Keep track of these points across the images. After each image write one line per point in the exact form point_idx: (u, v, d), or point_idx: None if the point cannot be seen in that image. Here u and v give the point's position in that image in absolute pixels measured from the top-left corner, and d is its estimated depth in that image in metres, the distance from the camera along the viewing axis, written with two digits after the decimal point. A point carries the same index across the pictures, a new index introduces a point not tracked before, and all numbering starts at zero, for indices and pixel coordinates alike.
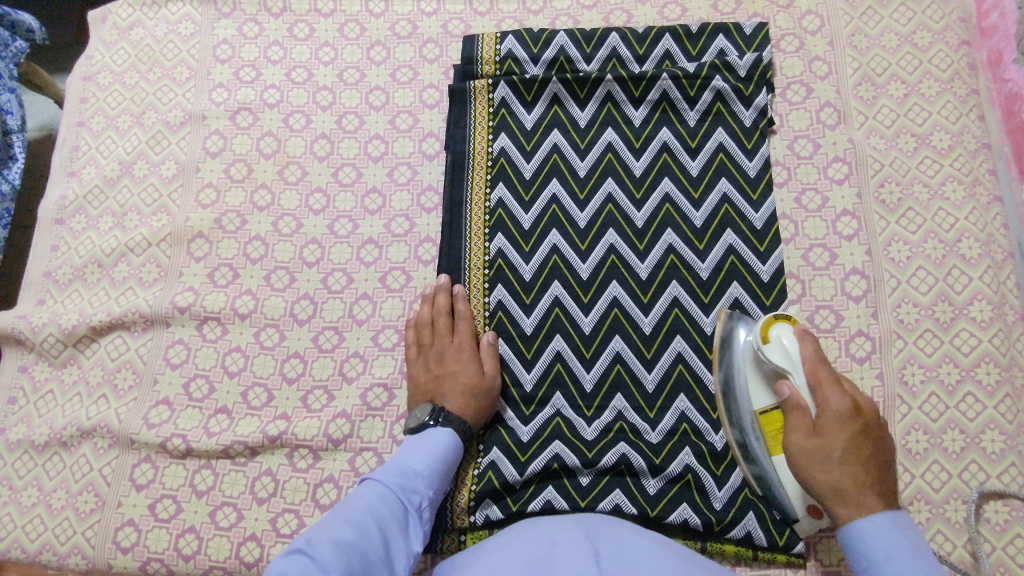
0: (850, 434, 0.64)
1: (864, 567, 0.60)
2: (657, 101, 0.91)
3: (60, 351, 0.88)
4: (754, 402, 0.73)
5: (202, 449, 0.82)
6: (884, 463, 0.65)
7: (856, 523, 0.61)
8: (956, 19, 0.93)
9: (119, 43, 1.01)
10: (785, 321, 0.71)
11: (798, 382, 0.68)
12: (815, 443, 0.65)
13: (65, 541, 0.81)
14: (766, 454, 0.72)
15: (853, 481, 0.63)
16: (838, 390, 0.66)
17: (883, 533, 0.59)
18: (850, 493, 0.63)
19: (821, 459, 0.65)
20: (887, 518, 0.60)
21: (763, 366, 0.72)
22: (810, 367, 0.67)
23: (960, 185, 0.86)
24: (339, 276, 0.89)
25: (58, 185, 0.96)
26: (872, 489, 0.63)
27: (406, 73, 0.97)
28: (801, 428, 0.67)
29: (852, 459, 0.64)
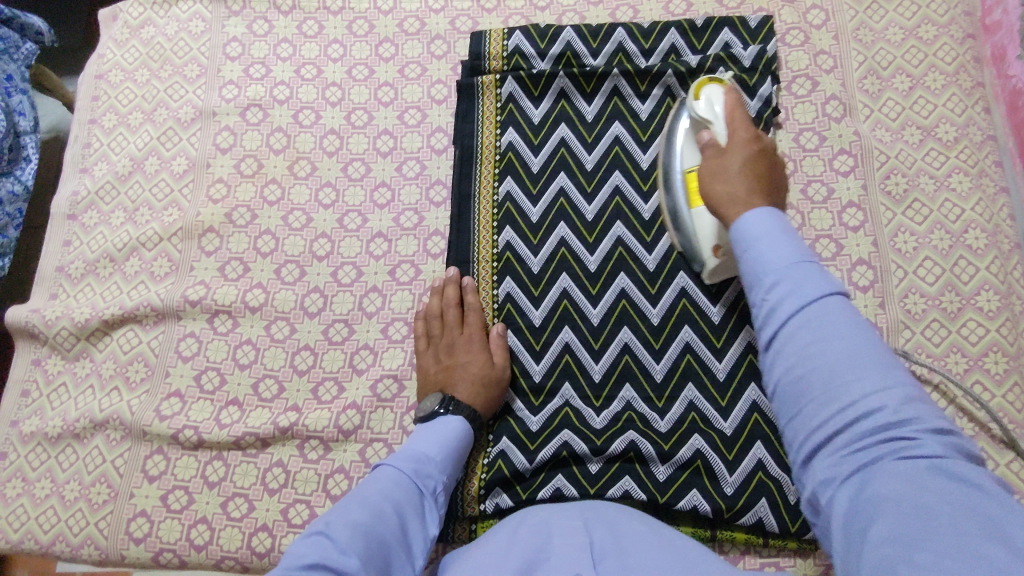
0: (750, 151, 0.68)
1: (746, 248, 0.55)
2: (663, 95, 0.92)
3: (73, 345, 0.89)
4: (685, 162, 0.79)
5: (213, 441, 0.83)
6: (779, 185, 0.67)
7: (749, 214, 0.56)
8: (961, 12, 0.93)
9: (130, 41, 1.02)
10: (714, 82, 0.78)
11: (717, 131, 0.73)
12: (718, 158, 0.69)
13: (78, 532, 0.81)
14: (682, 203, 0.79)
15: (749, 188, 0.64)
16: (746, 128, 0.71)
17: (774, 229, 0.54)
18: (743, 196, 0.64)
19: (719, 155, 0.69)
20: (772, 212, 0.56)
21: (693, 123, 0.79)
22: (727, 112, 0.73)
23: (966, 177, 0.87)
24: (348, 269, 0.89)
25: (71, 182, 0.97)
26: (765, 198, 0.64)
27: (414, 69, 0.98)
28: (710, 152, 0.71)
29: (754, 159, 0.67)
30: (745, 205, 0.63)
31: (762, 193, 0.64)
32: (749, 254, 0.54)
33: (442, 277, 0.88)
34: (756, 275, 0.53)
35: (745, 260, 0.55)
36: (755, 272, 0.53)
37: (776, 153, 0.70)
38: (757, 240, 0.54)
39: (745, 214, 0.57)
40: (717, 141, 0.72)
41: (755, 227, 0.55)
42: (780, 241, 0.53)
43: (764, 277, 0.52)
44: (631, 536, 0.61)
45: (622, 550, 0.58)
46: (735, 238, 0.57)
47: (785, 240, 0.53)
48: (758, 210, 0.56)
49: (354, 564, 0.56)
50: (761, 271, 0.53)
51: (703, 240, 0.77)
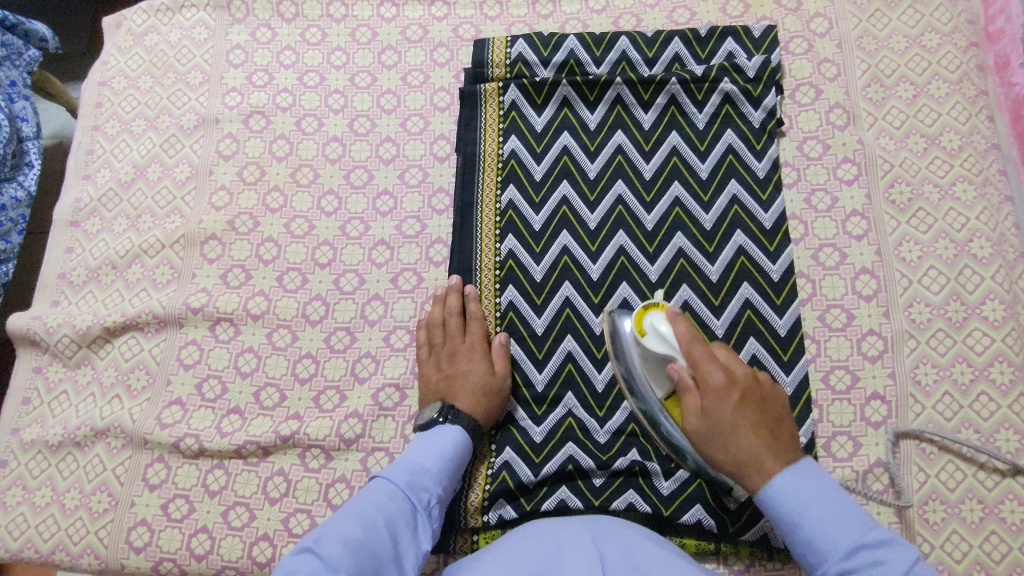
0: (737, 395, 0.67)
1: (790, 523, 0.63)
2: (666, 104, 0.91)
3: (75, 352, 0.89)
4: (656, 392, 0.74)
5: (215, 449, 0.82)
6: (779, 422, 0.69)
7: (777, 483, 0.64)
8: (964, 21, 0.93)
9: (134, 48, 1.02)
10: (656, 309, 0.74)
11: (684, 366, 0.70)
12: (710, 415, 0.68)
13: (78, 541, 0.81)
14: (660, 412, 0.75)
15: (765, 448, 0.66)
16: (716, 364, 0.68)
17: (802, 489, 0.63)
18: (755, 461, 0.65)
19: (714, 423, 0.67)
20: (796, 472, 0.64)
21: (651, 360, 0.73)
22: (685, 347, 0.69)
23: (970, 185, 0.87)
24: (351, 277, 0.89)
25: (73, 189, 0.97)
26: (775, 455, 0.65)
27: (417, 77, 0.98)
28: (694, 408, 0.69)
29: (746, 405, 0.67)
30: (759, 484, 0.65)
31: (776, 454, 0.65)
32: (778, 510, 0.63)
33: (444, 285, 0.88)
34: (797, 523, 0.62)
35: (778, 506, 0.63)
36: (806, 536, 0.61)
37: (751, 375, 0.69)
38: (796, 513, 0.62)
39: (772, 480, 0.64)
40: (693, 380, 0.70)
41: (782, 489, 0.63)
42: (819, 483, 0.63)
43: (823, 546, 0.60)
44: (645, 555, 0.60)
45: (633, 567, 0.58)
46: (768, 512, 0.64)
47: (809, 487, 0.63)
48: (782, 476, 0.64)
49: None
50: (809, 535, 0.61)
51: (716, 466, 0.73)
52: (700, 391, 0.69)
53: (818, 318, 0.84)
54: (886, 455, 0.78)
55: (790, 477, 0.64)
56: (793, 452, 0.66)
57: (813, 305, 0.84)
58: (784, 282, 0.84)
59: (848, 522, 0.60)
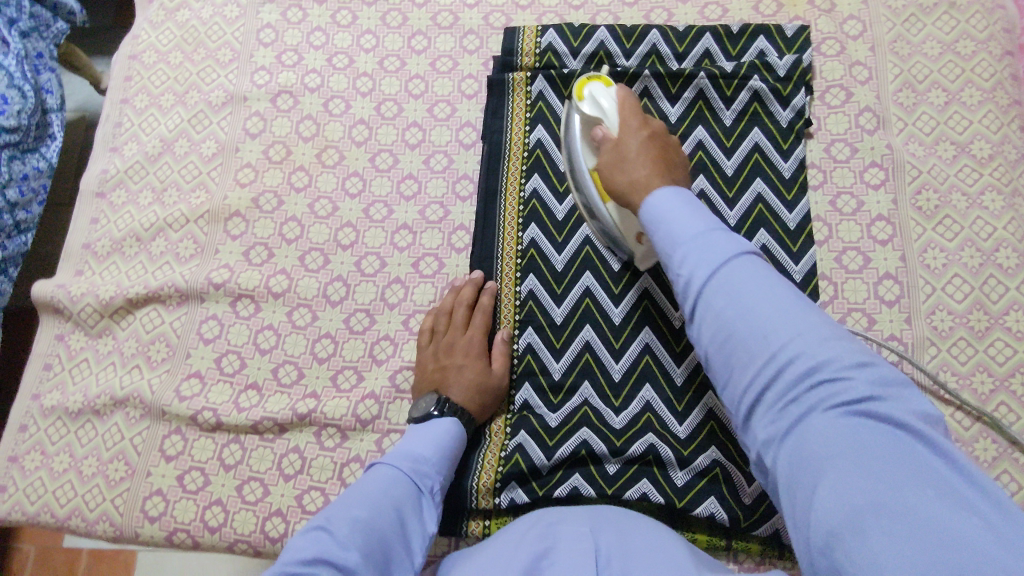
0: (653, 145, 0.70)
1: (654, 230, 0.60)
2: (694, 99, 0.91)
3: (97, 322, 0.90)
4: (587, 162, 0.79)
5: (232, 424, 0.83)
6: (676, 164, 0.71)
7: (653, 197, 0.61)
8: (1001, 29, 0.92)
9: (165, 23, 1.02)
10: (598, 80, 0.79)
11: (610, 124, 0.75)
12: (618, 151, 0.71)
13: (94, 508, 0.82)
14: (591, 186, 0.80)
15: (654, 171, 0.68)
16: (635, 130, 0.72)
17: (681, 206, 0.59)
18: (644, 184, 0.67)
19: (619, 153, 0.71)
20: (681, 197, 0.60)
21: (587, 127, 0.79)
22: (619, 110, 0.75)
23: (999, 195, 0.86)
24: (372, 259, 0.89)
25: (101, 160, 0.97)
26: (661, 175, 0.67)
27: (446, 63, 0.98)
28: (608, 146, 0.73)
29: (650, 143, 0.71)
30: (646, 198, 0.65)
31: (663, 175, 0.67)
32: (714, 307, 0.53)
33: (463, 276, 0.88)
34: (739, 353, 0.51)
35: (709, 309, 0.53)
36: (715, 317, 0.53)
37: (667, 139, 0.72)
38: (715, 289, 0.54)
39: (649, 196, 0.62)
40: (613, 133, 0.74)
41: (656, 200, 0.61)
42: (691, 202, 0.59)
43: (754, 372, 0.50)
44: (644, 542, 0.60)
45: (633, 552, 0.58)
46: (642, 221, 0.62)
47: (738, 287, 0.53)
48: (662, 190, 0.61)
49: (353, 558, 0.57)
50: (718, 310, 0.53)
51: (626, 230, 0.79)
52: (616, 137, 0.73)
53: (839, 320, 0.84)
54: None
55: (675, 196, 0.61)
56: (678, 182, 0.68)
57: (833, 308, 0.84)
58: (806, 283, 0.84)
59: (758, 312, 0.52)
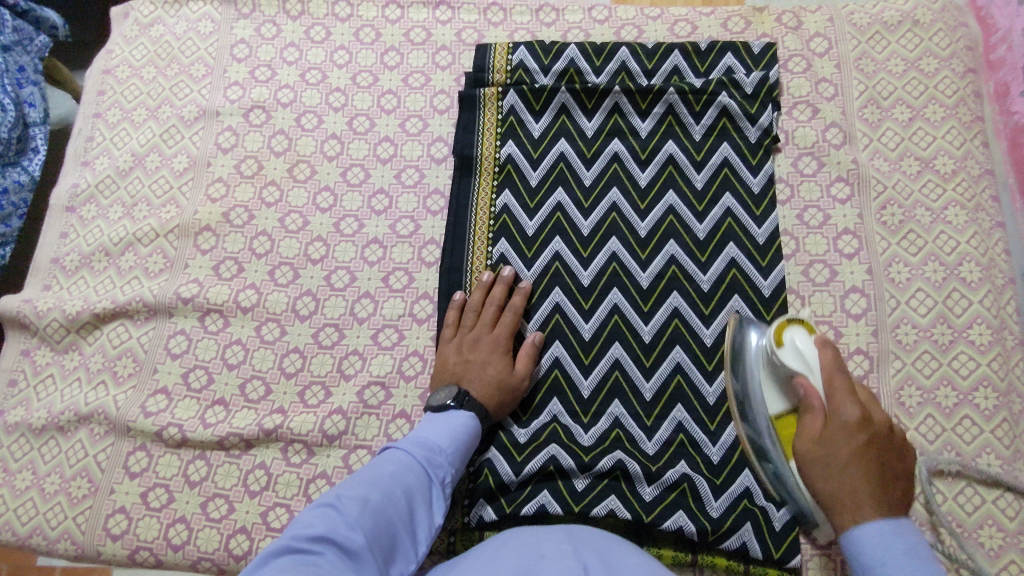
0: (862, 439, 0.63)
1: (867, 571, 0.57)
2: (663, 114, 0.92)
3: (63, 337, 0.89)
4: (770, 407, 0.73)
5: (197, 440, 0.82)
6: (894, 476, 0.63)
7: (861, 526, 0.59)
8: (963, 47, 0.94)
9: (139, 38, 1.03)
10: (797, 325, 0.72)
11: (814, 382, 0.68)
12: (821, 441, 0.65)
13: (55, 526, 0.81)
14: (775, 450, 0.73)
15: (866, 493, 0.61)
16: (852, 402, 0.65)
17: (891, 544, 0.57)
18: (854, 500, 0.61)
19: (816, 445, 0.65)
20: (886, 526, 0.58)
21: (777, 370, 0.73)
22: (826, 372, 0.67)
23: (962, 210, 0.87)
24: (342, 274, 0.89)
25: (72, 175, 0.97)
26: (873, 498, 0.60)
27: (418, 79, 0.98)
28: (810, 432, 0.66)
29: (862, 459, 0.63)
30: (846, 522, 0.61)
31: (879, 496, 0.60)
32: (863, 574, 0.57)
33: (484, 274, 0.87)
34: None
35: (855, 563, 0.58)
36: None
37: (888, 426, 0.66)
38: (873, 559, 0.57)
39: (855, 528, 0.59)
40: (820, 398, 0.67)
41: (866, 536, 0.58)
42: (905, 538, 0.57)
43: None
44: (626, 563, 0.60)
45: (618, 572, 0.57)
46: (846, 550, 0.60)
47: (904, 544, 0.56)
48: (875, 519, 0.59)
49: (359, 539, 0.57)
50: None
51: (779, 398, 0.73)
52: (826, 415, 0.66)
53: None
54: None
55: (873, 532, 0.58)
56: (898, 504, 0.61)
57: None
58: (775, 297, 0.84)
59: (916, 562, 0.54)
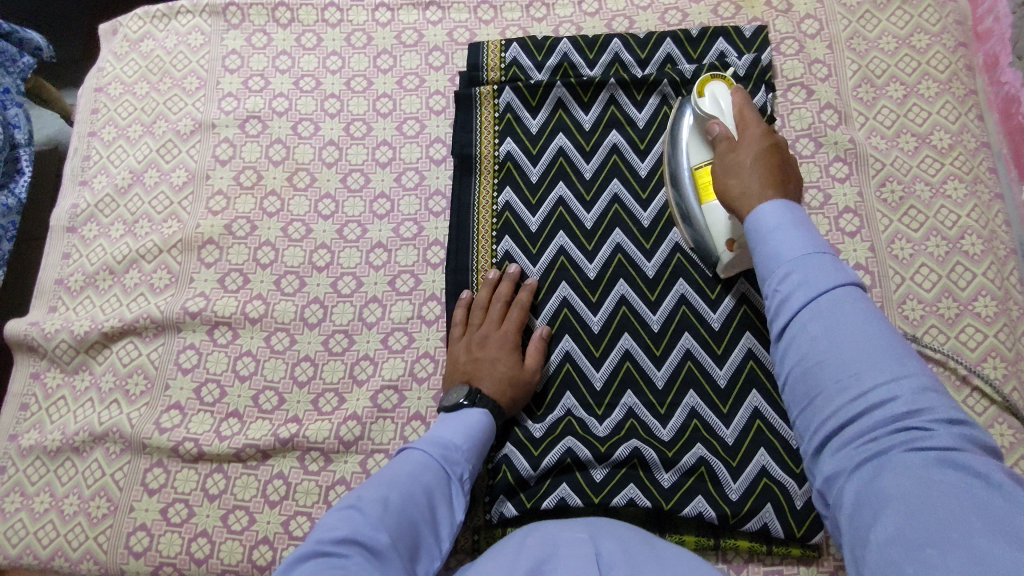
0: (762, 147, 0.65)
1: (761, 253, 0.54)
2: (659, 104, 0.92)
3: (73, 358, 0.89)
4: (692, 159, 0.81)
5: (214, 453, 0.83)
6: (794, 176, 0.65)
7: (763, 207, 0.56)
8: (952, 21, 0.95)
9: (129, 54, 1.02)
10: (719, 80, 0.80)
11: (726, 123, 0.74)
12: (730, 152, 0.68)
13: (77, 547, 0.81)
14: (696, 203, 0.80)
15: (762, 181, 0.62)
16: (758, 125, 0.69)
17: (835, 281, 0.49)
18: (755, 193, 0.61)
19: (733, 155, 0.67)
20: (786, 206, 0.55)
21: (700, 121, 0.80)
22: (738, 108, 0.73)
23: (961, 183, 0.88)
24: (348, 280, 0.89)
25: (71, 195, 0.97)
26: (773, 188, 0.61)
27: (413, 81, 0.98)
28: (726, 147, 0.70)
29: (761, 164, 0.64)
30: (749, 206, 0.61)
31: (773, 184, 0.61)
32: (760, 254, 0.55)
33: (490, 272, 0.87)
34: (767, 271, 0.53)
35: (757, 255, 0.55)
36: (767, 255, 0.53)
37: (785, 146, 0.66)
38: (828, 314, 0.48)
39: (757, 209, 0.56)
40: (737, 133, 0.70)
41: (778, 245, 0.53)
42: (854, 306, 0.48)
43: (805, 289, 0.49)
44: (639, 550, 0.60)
45: (633, 561, 0.58)
46: (749, 233, 0.56)
47: (840, 267, 0.50)
48: (772, 208, 0.55)
49: (382, 540, 0.57)
50: (831, 340, 0.47)
51: (717, 236, 0.78)
52: (737, 140, 0.70)
53: None
54: None
55: (774, 215, 0.55)
56: (793, 197, 0.62)
57: None
58: None
59: (863, 345, 0.46)
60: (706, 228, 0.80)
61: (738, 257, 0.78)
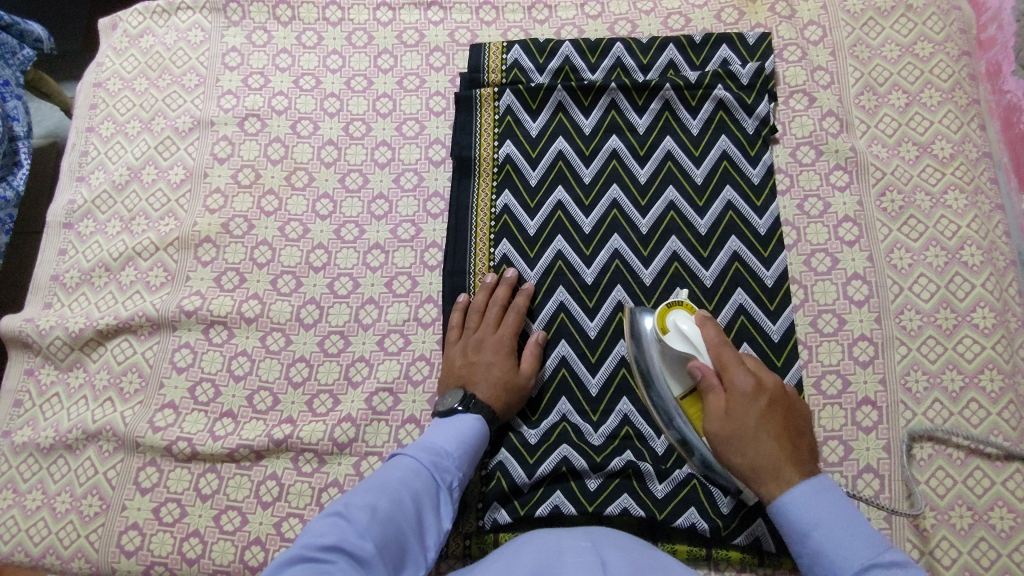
0: (761, 404, 0.69)
1: (801, 533, 0.62)
2: (660, 110, 0.92)
3: (67, 355, 0.89)
4: (674, 391, 0.75)
5: (207, 453, 0.82)
6: (798, 432, 0.70)
7: (789, 493, 0.65)
8: (957, 30, 0.94)
9: (129, 50, 1.02)
10: (682, 308, 0.76)
11: (705, 363, 0.72)
12: (731, 416, 0.69)
13: (69, 545, 0.81)
14: (689, 429, 0.75)
15: (779, 452, 0.67)
16: (743, 372, 0.70)
17: (819, 500, 0.63)
18: (773, 469, 0.66)
19: (731, 421, 0.69)
20: (815, 484, 0.64)
21: (671, 356, 0.75)
22: (713, 349, 0.72)
23: (962, 194, 0.87)
24: (345, 281, 0.89)
25: (68, 191, 0.96)
26: (791, 463, 0.66)
27: (413, 81, 0.98)
28: (717, 409, 0.70)
29: (769, 414, 0.69)
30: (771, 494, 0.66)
31: (787, 454, 0.67)
32: (795, 539, 0.63)
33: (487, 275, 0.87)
34: (820, 554, 0.61)
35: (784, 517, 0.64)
36: (815, 538, 0.61)
37: (778, 385, 0.71)
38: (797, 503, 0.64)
39: (780, 495, 0.65)
40: (717, 378, 0.72)
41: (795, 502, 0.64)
42: (828, 493, 0.64)
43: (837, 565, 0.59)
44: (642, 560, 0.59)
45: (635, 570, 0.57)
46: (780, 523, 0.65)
47: (829, 496, 0.63)
48: (801, 484, 0.65)
49: (369, 548, 0.57)
50: (822, 544, 0.61)
51: (728, 471, 0.72)
52: (726, 386, 0.71)
53: (811, 324, 0.84)
54: (875, 460, 0.79)
55: (808, 490, 0.64)
56: (810, 467, 0.67)
57: (804, 311, 0.85)
58: (777, 288, 0.85)
59: (848, 522, 0.61)
60: (715, 463, 0.74)
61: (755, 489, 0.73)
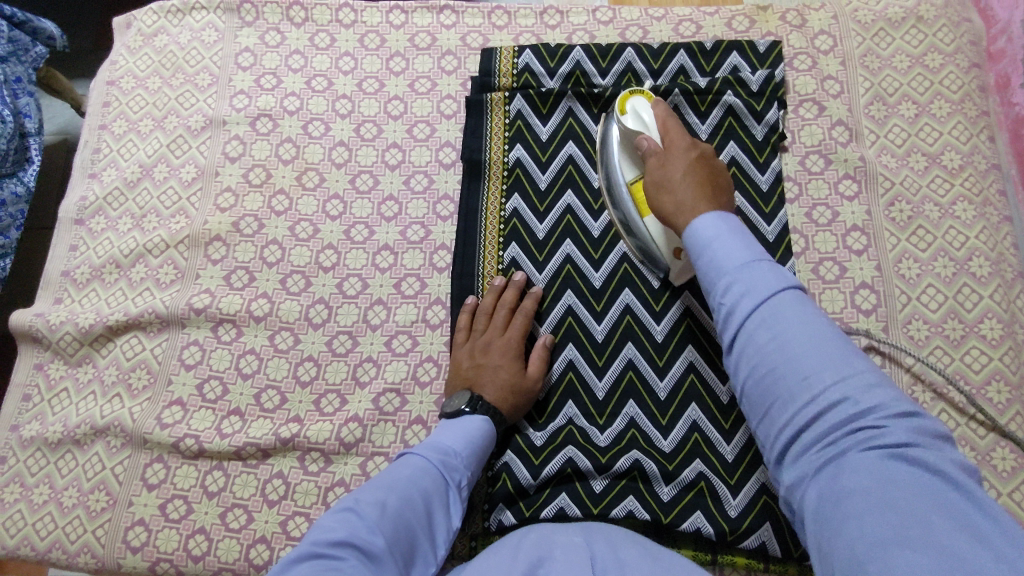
0: (690, 160, 0.70)
1: (702, 252, 0.59)
2: (669, 115, 0.92)
3: (77, 350, 0.89)
4: (626, 175, 0.81)
5: (214, 450, 0.83)
6: (725, 188, 0.70)
7: (698, 221, 0.61)
8: (967, 42, 0.94)
9: (143, 49, 1.03)
10: (642, 96, 0.81)
11: (653, 137, 0.76)
12: (660, 168, 0.72)
13: (75, 539, 0.81)
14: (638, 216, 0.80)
15: (695, 193, 0.67)
16: (685, 137, 0.73)
17: (728, 228, 0.59)
18: (688, 204, 0.66)
19: (663, 171, 0.71)
20: (720, 216, 0.61)
21: (630, 143, 0.80)
22: (661, 122, 0.76)
23: (970, 205, 0.87)
24: (354, 281, 0.89)
25: (80, 187, 0.97)
26: (708, 201, 0.65)
27: (425, 84, 0.98)
28: (654, 163, 0.73)
29: (693, 171, 0.69)
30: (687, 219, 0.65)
31: (706, 199, 0.66)
32: (700, 256, 0.59)
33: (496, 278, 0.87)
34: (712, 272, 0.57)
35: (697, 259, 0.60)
36: (706, 263, 0.58)
37: (714, 156, 0.72)
38: (708, 242, 0.59)
39: (693, 222, 0.61)
40: (659, 145, 0.74)
41: (700, 226, 0.60)
42: (737, 229, 0.59)
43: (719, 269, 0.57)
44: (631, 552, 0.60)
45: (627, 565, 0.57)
46: (688, 243, 0.61)
47: (734, 231, 0.59)
48: (704, 217, 0.61)
49: (379, 543, 0.57)
50: (715, 255, 0.58)
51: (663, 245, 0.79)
52: (664, 151, 0.73)
53: None
54: None
55: (712, 221, 0.61)
56: (723, 203, 0.67)
57: None
58: None
59: (773, 275, 0.54)
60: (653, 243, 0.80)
61: (680, 264, 0.79)
